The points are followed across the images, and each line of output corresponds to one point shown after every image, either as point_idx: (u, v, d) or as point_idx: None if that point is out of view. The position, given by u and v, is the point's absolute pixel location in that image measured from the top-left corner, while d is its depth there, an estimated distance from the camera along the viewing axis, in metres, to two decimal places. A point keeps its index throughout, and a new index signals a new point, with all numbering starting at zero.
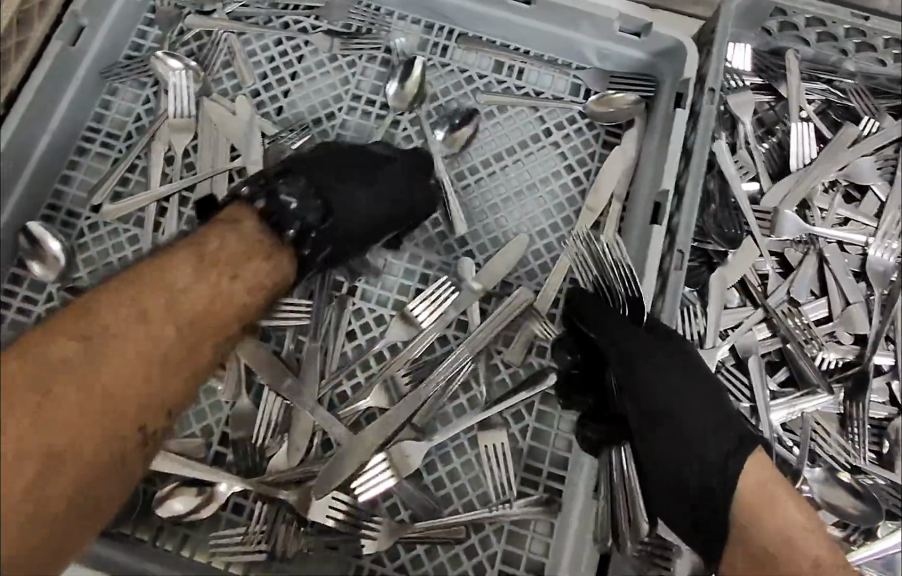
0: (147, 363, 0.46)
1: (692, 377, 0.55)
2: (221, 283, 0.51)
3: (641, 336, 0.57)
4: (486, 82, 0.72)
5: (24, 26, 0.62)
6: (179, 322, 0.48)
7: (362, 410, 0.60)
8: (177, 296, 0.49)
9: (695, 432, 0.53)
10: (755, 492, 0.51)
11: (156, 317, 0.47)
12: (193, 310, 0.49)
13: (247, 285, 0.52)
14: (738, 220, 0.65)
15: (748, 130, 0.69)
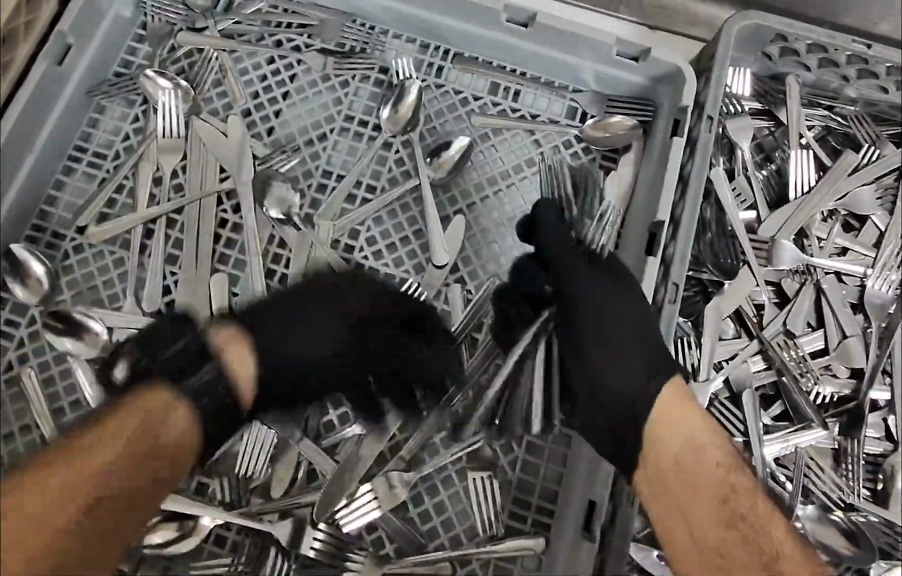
0: (63, 529, 0.44)
1: (638, 310, 0.56)
2: (128, 426, 0.46)
3: (596, 276, 0.58)
4: (481, 104, 0.71)
5: (9, 43, 0.60)
6: (87, 489, 0.44)
7: (347, 439, 0.59)
8: (80, 460, 0.45)
9: (625, 365, 0.54)
10: (671, 408, 0.52)
11: (51, 483, 0.44)
12: (77, 484, 0.44)
13: (157, 426, 0.47)
14: (734, 248, 0.64)
15: (746, 156, 0.68)
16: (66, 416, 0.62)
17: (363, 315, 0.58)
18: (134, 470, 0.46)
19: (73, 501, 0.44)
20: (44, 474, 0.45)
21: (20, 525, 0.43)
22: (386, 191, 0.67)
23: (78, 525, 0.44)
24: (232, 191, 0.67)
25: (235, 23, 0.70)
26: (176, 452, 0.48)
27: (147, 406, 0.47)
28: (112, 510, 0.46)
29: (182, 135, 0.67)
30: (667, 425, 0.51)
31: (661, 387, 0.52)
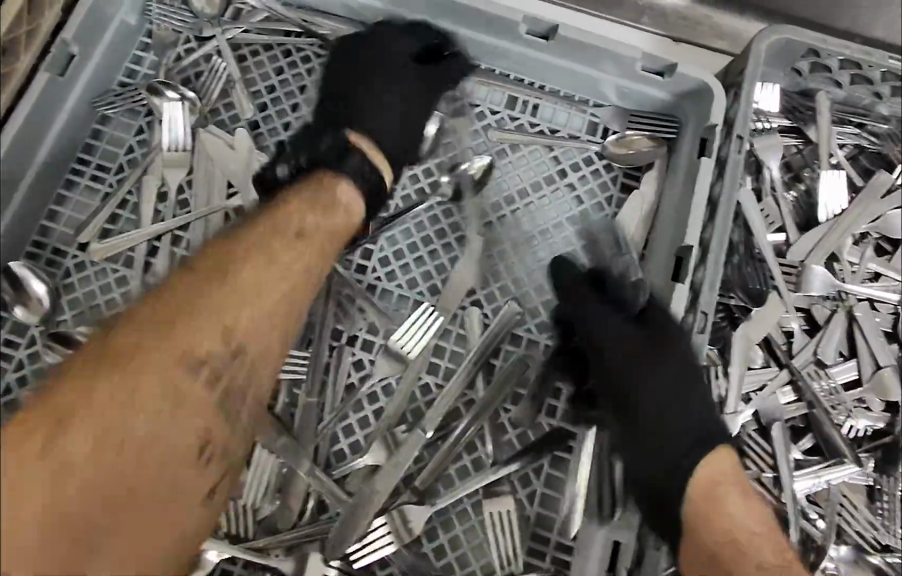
0: (212, 323, 0.47)
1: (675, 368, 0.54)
2: (274, 232, 0.51)
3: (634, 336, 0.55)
4: (498, 118, 0.68)
5: (9, 55, 0.57)
6: (236, 290, 0.48)
7: (360, 470, 0.57)
8: (231, 263, 0.49)
9: (672, 433, 0.53)
10: (707, 488, 0.51)
11: (210, 288, 0.48)
12: (246, 253, 0.50)
13: (316, 223, 0.52)
14: (764, 273, 0.61)
15: (774, 176, 0.65)
16: None
17: (405, 67, 0.62)
18: (291, 258, 0.51)
19: (226, 302, 0.48)
20: (194, 283, 0.48)
21: (171, 331, 0.46)
22: (400, 209, 0.64)
23: (235, 323, 0.48)
24: None
25: (242, 32, 0.68)
26: (327, 244, 0.53)
27: (322, 190, 0.54)
28: (269, 290, 0.50)
29: (188, 149, 0.65)
30: (712, 512, 0.50)
31: (698, 466, 0.52)
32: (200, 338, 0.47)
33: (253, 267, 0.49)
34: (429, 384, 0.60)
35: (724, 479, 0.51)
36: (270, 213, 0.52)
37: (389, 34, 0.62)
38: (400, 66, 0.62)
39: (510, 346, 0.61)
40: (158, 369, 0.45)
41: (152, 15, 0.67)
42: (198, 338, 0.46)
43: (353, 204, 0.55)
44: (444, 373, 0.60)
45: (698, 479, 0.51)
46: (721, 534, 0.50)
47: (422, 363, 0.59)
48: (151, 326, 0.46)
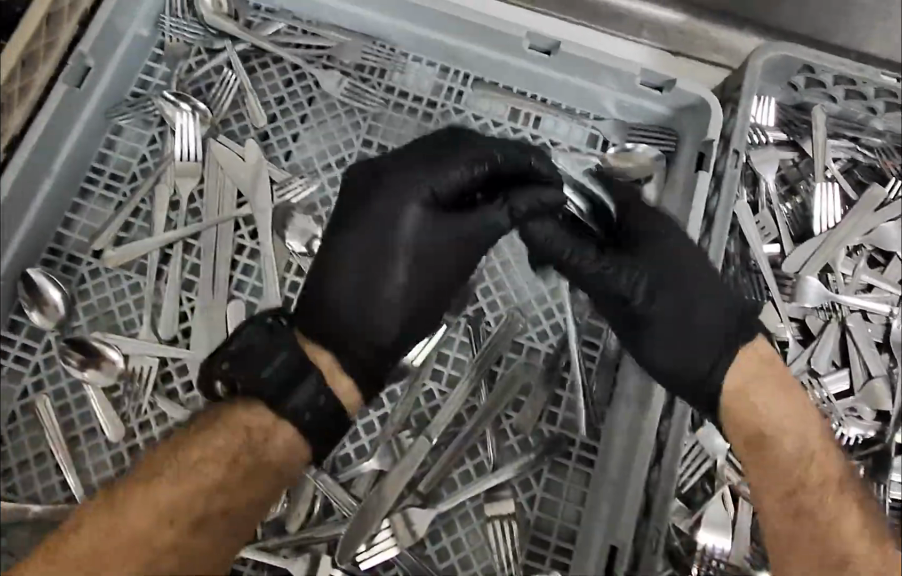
0: (173, 512, 0.52)
1: (685, 285, 0.55)
2: (242, 424, 0.52)
3: (633, 260, 0.55)
4: (502, 130, 0.70)
5: (28, 67, 0.59)
6: (191, 484, 0.52)
7: (365, 474, 0.59)
8: (190, 458, 0.52)
9: (702, 353, 0.54)
10: (742, 383, 0.54)
11: (168, 482, 0.52)
12: (202, 444, 0.53)
13: (256, 449, 0.52)
14: (759, 285, 0.64)
15: (770, 188, 0.67)
16: (81, 445, 0.61)
17: (407, 210, 0.55)
18: (240, 471, 0.52)
19: (182, 500, 0.52)
20: (161, 471, 0.53)
21: (142, 510, 0.52)
22: None
23: (172, 518, 0.52)
24: (249, 217, 0.66)
25: (253, 45, 0.70)
26: (277, 459, 0.52)
27: (249, 430, 0.52)
28: (226, 491, 0.52)
29: (199, 158, 0.67)
30: (747, 409, 0.54)
31: (726, 375, 0.54)
32: (170, 522, 0.52)
33: (206, 466, 0.52)
34: (433, 390, 0.61)
35: (758, 374, 0.55)
36: (221, 418, 0.53)
37: (410, 170, 0.56)
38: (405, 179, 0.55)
39: (512, 354, 0.63)
40: (137, 529, 0.51)
41: (165, 27, 0.69)
42: (162, 519, 0.52)
43: (290, 446, 0.52)
44: (447, 380, 0.62)
45: (733, 378, 0.55)
46: (752, 425, 0.54)
47: (426, 369, 0.61)
48: (127, 504, 0.52)
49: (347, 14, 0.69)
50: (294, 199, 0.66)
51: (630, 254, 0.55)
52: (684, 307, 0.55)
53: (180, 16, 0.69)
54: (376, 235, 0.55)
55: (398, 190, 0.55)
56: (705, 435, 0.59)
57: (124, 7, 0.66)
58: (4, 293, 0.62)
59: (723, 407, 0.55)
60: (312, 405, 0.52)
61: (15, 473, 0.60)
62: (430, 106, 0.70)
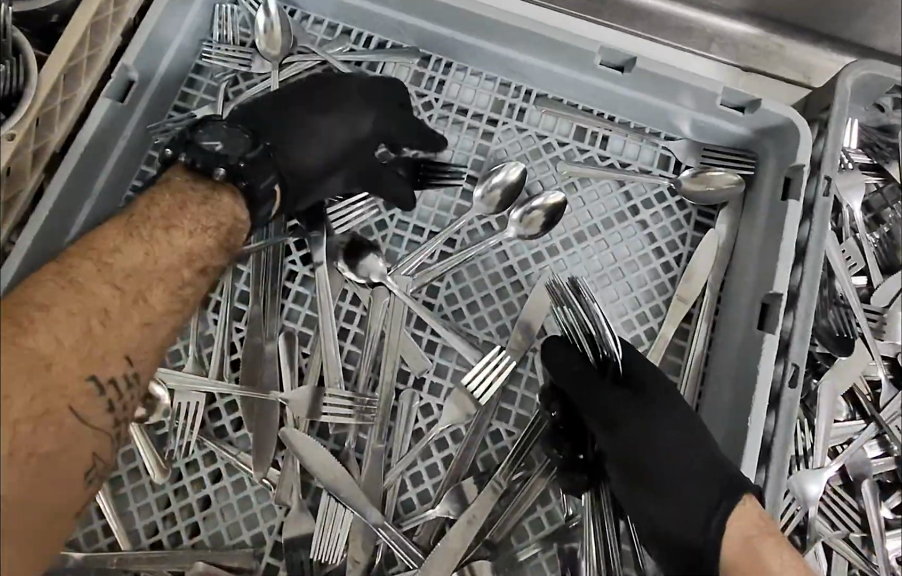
0: (98, 327, 0.42)
1: (668, 436, 0.51)
2: (164, 213, 0.47)
3: (629, 403, 0.53)
4: (567, 150, 0.65)
5: (70, 83, 0.55)
6: (117, 284, 0.44)
7: (430, 520, 0.54)
8: (112, 260, 0.44)
9: (679, 500, 0.49)
10: (737, 538, 0.46)
11: (100, 271, 0.43)
12: (131, 247, 0.45)
13: (210, 238, 0.48)
14: (849, 320, 0.58)
15: (855, 216, 0.62)
16: (123, 487, 0.55)
17: (337, 132, 0.59)
18: (179, 253, 0.46)
19: (108, 309, 0.43)
20: (77, 272, 0.43)
21: (48, 318, 0.40)
22: (467, 245, 0.62)
23: (90, 337, 0.42)
24: (303, 241, 0.61)
25: (286, 63, 0.65)
26: (223, 242, 0.49)
27: (226, 218, 0.49)
28: (157, 290, 0.45)
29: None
30: (747, 556, 0.45)
31: (722, 527, 0.46)
32: (89, 336, 0.42)
33: (134, 270, 0.45)
34: (500, 431, 0.58)
35: (760, 524, 0.46)
36: (161, 220, 0.47)
37: (363, 92, 0.61)
38: (352, 97, 0.60)
39: None
40: (37, 346, 0.40)
41: (211, 56, 0.65)
42: (87, 321, 0.42)
43: (226, 209, 0.49)
44: (516, 420, 0.58)
45: (730, 528, 0.46)
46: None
47: (493, 408, 0.57)
48: (36, 297, 0.41)
49: (404, 25, 0.65)
50: (348, 226, 0.61)
51: (633, 393, 0.53)
52: (666, 461, 0.51)
53: (226, 42, 0.66)
54: (297, 130, 0.58)
55: (329, 108, 0.60)
56: (798, 480, 0.55)
57: (168, 19, 0.62)
58: None
59: (717, 563, 0.46)
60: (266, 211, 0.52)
61: None
62: (491, 123, 0.66)
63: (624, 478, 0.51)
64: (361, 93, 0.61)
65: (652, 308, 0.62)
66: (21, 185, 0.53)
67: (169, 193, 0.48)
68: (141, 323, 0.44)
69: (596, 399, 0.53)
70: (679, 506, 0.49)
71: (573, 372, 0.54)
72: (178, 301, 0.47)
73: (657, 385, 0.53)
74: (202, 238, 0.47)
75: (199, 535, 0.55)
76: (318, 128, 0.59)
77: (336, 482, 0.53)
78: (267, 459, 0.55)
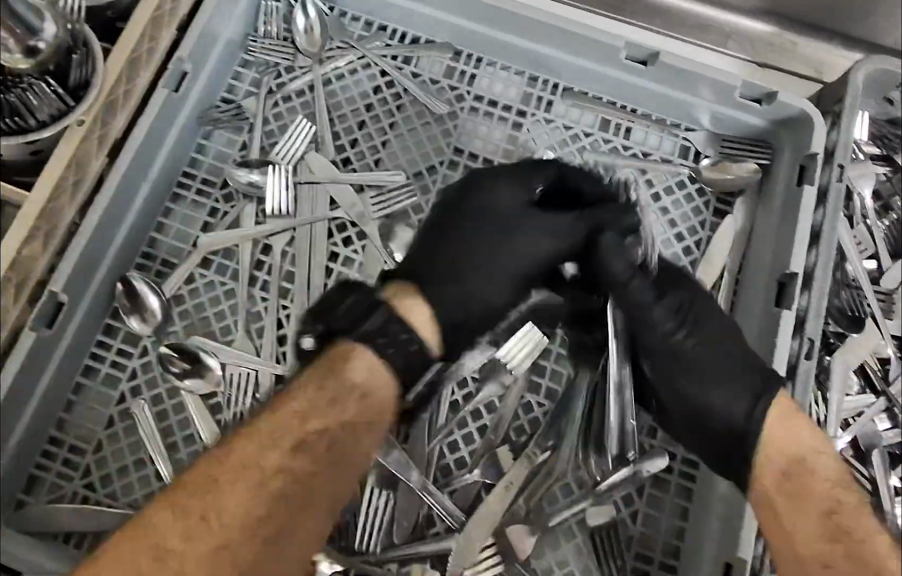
0: (198, 529, 0.47)
1: (712, 349, 0.55)
2: (328, 381, 0.52)
3: (668, 298, 0.57)
4: (593, 140, 0.69)
5: (131, 74, 0.59)
6: (283, 469, 0.50)
7: (468, 484, 0.58)
8: (276, 443, 0.50)
9: (712, 377, 0.55)
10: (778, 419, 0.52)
11: (271, 452, 0.50)
12: (244, 449, 0.50)
13: (311, 406, 0.52)
14: (860, 300, 0.62)
15: (867, 204, 0.66)
16: (180, 453, 0.60)
17: (493, 233, 0.58)
18: (267, 442, 0.50)
19: (267, 491, 0.49)
20: (200, 479, 0.49)
21: (223, 501, 0.48)
22: None
23: (254, 517, 0.48)
24: (343, 225, 0.66)
25: (327, 58, 0.69)
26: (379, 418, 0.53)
27: (324, 369, 0.53)
28: (311, 482, 0.51)
29: (292, 214, 0.65)
30: (785, 427, 0.52)
31: (765, 413, 0.52)
32: (255, 520, 0.48)
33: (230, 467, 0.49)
34: (532, 403, 0.61)
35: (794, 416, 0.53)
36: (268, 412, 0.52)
37: (486, 179, 0.60)
38: (481, 195, 0.59)
39: None
40: (205, 523, 0.48)
41: (256, 50, 0.69)
42: (249, 502, 0.48)
43: (371, 372, 0.52)
44: (546, 393, 0.62)
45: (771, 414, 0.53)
46: (791, 453, 0.51)
47: (526, 383, 0.61)
48: (228, 473, 0.49)
49: (438, 21, 0.69)
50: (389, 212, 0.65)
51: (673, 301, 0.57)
52: (705, 368, 0.55)
53: (271, 37, 0.70)
54: (463, 267, 0.57)
55: (470, 215, 0.59)
56: None
57: (218, 15, 0.66)
58: (104, 295, 0.62)
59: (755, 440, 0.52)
60: (400, 344, 0.52)
61: (116, 481, 0.59)
62: (520, 115, 0.69)
63: (663, 361, 0.56)
64: (481, 182, 0.60)
65: None
66: (87, 171, 0.57)
67: (336, 364, 0.52)
68: (301, 505, 0.50)
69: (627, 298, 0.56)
70: (707, 386, 0.54)
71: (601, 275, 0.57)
72: (332, 485, 0.52)
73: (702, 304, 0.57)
74: (356, 413, 0.52)
75: None
76: (480, 236, 0.58)
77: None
78: None
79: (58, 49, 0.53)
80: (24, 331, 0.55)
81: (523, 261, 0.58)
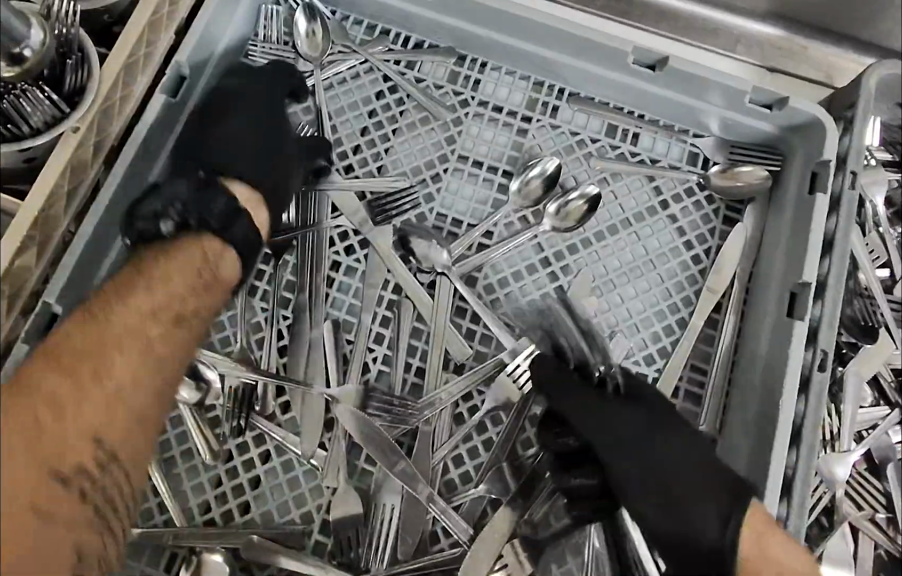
0: (103, 396, 0.47)
1: (680, 460, 0.54)
2: (178, 254, 0.53)
3: (632, 416, 0.55)
4: (599, 146, 0.68)
5: (128, 80, 0.58)
6: (123, 345, 0.49)
7: (473, 498, 0.57)
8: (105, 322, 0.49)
9: (693, 487, 0.52)
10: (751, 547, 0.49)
11: (112, 325, 0.49)
12: (119, 313, 0.50)
13: (189, 283, 0.52)
14: (873, 310, 0.61)
15: (880, 211, 0.64)
16: (177, 467, 0.59)
17: (247, 130, 0.62)
18: (143, 317, 0.50)
19: (91, 387, 0.47)
20: (70, 351, 0.47)
21: (65, 388, 0.46)
22: (505, 237, 0.64)
23: (107, 399, 0.47)
24: (345, 233, 0.65)
25: (328, 63, 0.68)
26: (218, 286, 0.54)
27: (199, 253, 0.54)
28: (168, 352, 0.51)
29: (296, 220, 0.64)
30: (758, 558, 0.49)
31: (739, 529, 0.50)
32: (101, 399, 0.47)
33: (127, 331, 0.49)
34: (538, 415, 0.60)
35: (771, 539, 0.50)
36: (120, 287, 0.51)
37: (263, 89, 0.64)
38: (257, 96, 0.64)
39: None
40: (39, 409, 0.44)
41: (256, 55, 0.68)
42: (92, 386, 0.47)
43: (226, 256, 0.55)
44: None
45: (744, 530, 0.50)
46: None
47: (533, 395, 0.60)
48: (72, 356, 0.47)
49: (441, 25, 0.68)
50: (393, 220, 0.64)
51: (642, 415, 0.55)
52: (677, 485, 0.52)
53: (271, 41, 0.68)
54: (279, 166, 0.61)
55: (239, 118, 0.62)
56: (825, 463, 0.57)
57: (216, 18, 0.64)
58: None
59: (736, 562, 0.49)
60: (245, 233, 0.56)
61: None
62: (525, 120, 0.68)
63: (643, 481, 0.53)
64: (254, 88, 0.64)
65: (683, 298, 0.64)
66: (82, 179, 0.55)
67: (189, 252, 0.54)
68: (103, 396, 0.47)
69: (598, 418, 0.55)
70: (681, 504, 0.52)
71: (575, 391, 0.56)
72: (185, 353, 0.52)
73: (665, 417, 0.55)
74: (215, 270, 0.54)
75: (251, 513, 0.57)
76: (246, 134, 0.62)
77: (364, 443, 0.57)
78: (314, 440, 0.58)
79: (45, 57, 0.51)
80: (18, 344, 0.53)
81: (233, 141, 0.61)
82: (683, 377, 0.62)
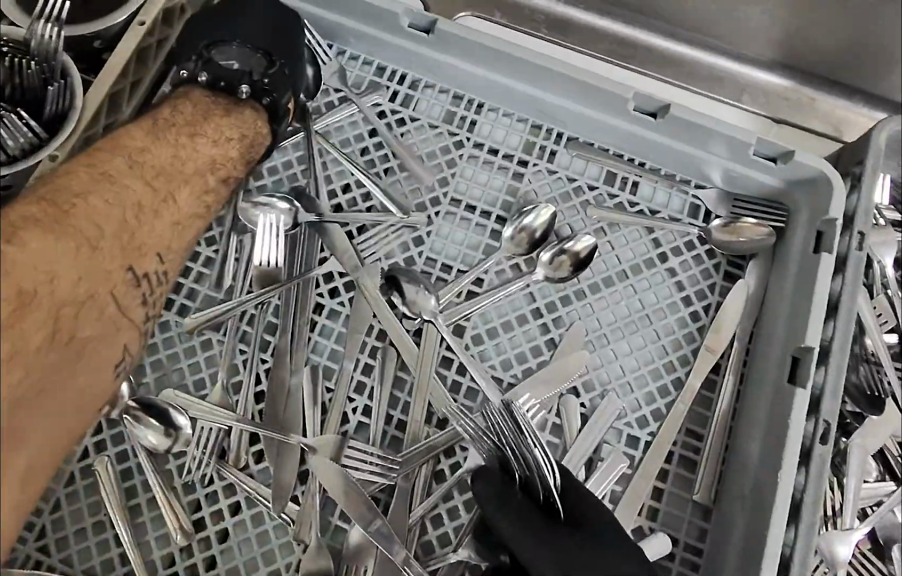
0: (134, 222, 0.47)
1: None
2: (226, 120, 0.56)
3: (576, 534, 0.48)
4: (597, 194, 0.65)
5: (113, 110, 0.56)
6: (178, 174, 0.51)
7: (452, 563, 0.54)
8: (156, 147, 0.51)
9: None
10: None
11: (167, 151, 0.51)
12: (158, 148, 0.51)
13: (236, 143, 0.56)
14: (879, 377, 0.58)
15: (888, 274, 0.62)
16: (143, 516, 0.56)
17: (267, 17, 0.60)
18: (194, 157, 0.53)
19: (142, 203, 0.48)
20: (106, 167, 0.47)
21: (126, 190, 0.47)
22: (496, 285, 0.62)
23: (153, 221, 0.48)
24: (331, 274, 0.62)
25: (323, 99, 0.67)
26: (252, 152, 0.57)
27: (245, 128, 0.57)
28: (208, 187, 0.54)
29: (284, 268, 0.61)
30: None
31: None
32: (155, 215, 0.48)
33: (164, 170, 0.50)
34: None
35: None
36: (171, 124, 0.52)
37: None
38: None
39: (613, 440, 0.58)
40: (110, 200, 0.45)
41: None
42: (149, 205, 0.48)
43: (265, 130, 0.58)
44: None
45: None
46: None
47: None
48: (137, 165, 0.49)
49: (440, 62, 0.66)
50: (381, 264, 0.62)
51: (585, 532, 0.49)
52: None
53: None
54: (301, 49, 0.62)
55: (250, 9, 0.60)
56: (826, 540, 0.54)
57: None
58: None
59: None
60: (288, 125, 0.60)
61: (71, 545, 0.54)
62: (521, 164, 0.66)
63: None
64: None
65: (679, 357, 0.61)
66: None
67: (240, 125, 0.56)
68: (168, 212, 0.49)
69: (544, 540, 0.48)
70: None
71: (518, 504, 0.50)
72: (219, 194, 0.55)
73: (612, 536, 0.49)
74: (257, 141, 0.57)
75: (217, 569, 0.54)
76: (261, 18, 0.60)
77: (341, 499, 0.54)
78: (287, 494, 0.55)
79: None
80: None
81: (261, 26, 0.59)
82: (678, 441, 0.58)
